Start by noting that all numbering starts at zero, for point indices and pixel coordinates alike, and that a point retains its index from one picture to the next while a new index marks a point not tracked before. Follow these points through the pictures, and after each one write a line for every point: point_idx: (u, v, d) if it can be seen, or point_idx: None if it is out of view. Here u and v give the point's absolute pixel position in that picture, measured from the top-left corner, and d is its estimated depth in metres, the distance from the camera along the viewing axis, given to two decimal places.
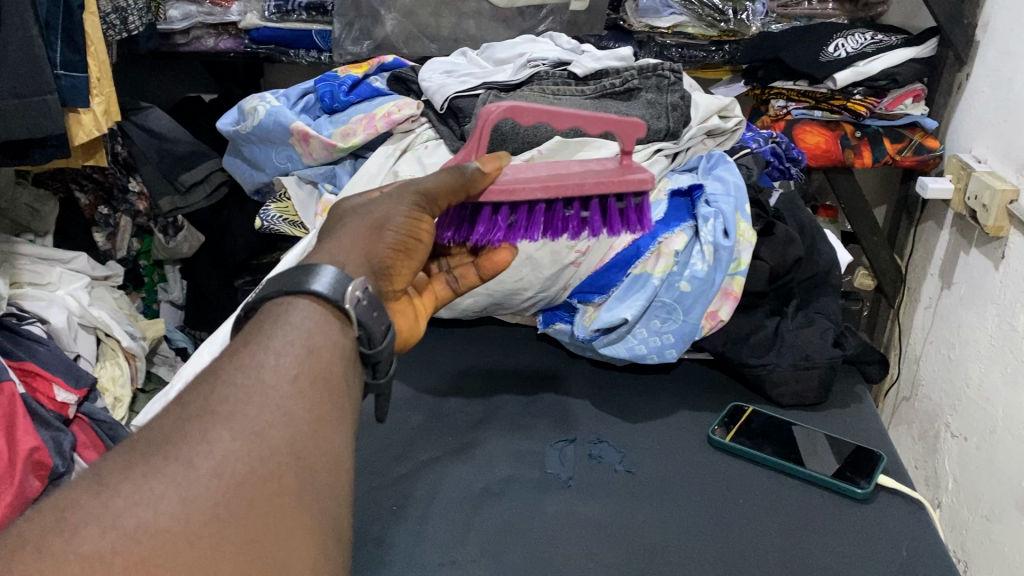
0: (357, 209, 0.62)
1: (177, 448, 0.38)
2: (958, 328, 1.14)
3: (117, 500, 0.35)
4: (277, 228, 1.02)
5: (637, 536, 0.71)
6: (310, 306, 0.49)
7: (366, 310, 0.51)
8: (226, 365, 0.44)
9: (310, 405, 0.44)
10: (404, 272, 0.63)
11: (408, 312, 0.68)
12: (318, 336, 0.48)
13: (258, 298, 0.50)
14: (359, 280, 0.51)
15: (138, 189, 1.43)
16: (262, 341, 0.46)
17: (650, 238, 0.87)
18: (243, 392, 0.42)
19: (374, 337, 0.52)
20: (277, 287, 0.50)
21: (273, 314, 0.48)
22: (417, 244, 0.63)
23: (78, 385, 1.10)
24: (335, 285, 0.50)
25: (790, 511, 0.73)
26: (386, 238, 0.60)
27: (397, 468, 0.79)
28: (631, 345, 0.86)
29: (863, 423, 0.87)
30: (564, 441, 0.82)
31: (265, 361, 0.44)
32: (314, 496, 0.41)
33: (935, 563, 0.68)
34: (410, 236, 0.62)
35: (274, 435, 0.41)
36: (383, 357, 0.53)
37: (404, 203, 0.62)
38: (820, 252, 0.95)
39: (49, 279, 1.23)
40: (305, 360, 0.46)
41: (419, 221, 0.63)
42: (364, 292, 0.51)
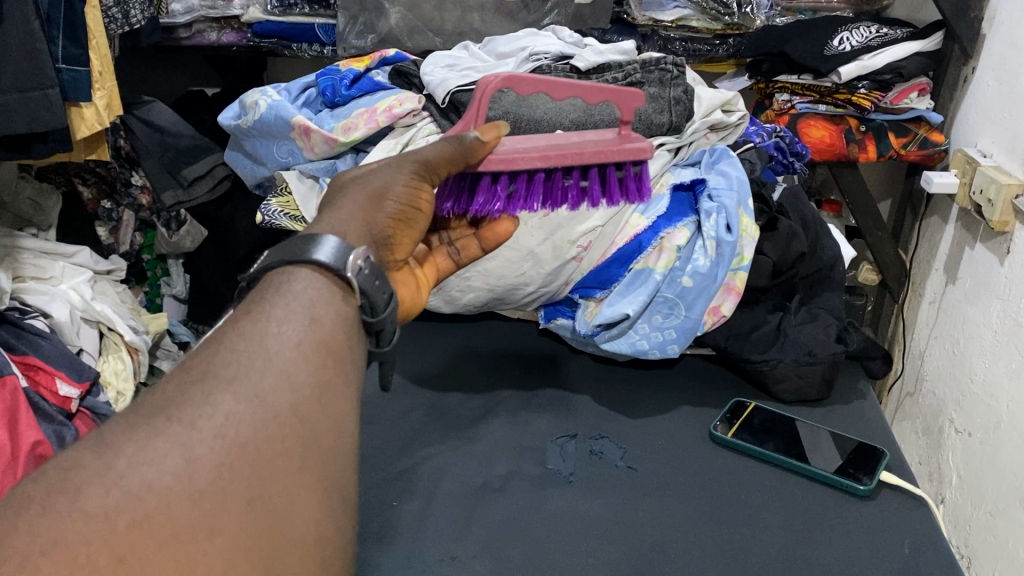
0: (357, 180, 0.61)
1: (180, 411, 0.38)
2: (963, 323, 1.13)
3: (120, 460, 0.35)
4: (277, 222, 1.00)
5: (638, 532, 0.70)
6: (313, 277, 0.48)
7: (368, 279, 0.50)
8: (229, 333, 0.44)
9: (315, 370, 0.43)
10: (405, 242, 0.62)
11: (409, 282, 0.67)
12: (323, 304, 0.47)
13: (260, 268, 0.49)
14: (361, 249, 0.50)
15: (141, 183, 1.42)
16: (263, 313, 0.45)
17: (652, 233, 0.86)
18: (246, 357, 0.42)
19: (377, 305, 0.51)
20: (278, 257, 0.49)
21: (275, 285, 0.47)
22: (416, 212, 0.62)
23: (81, 378, 1.09)
24: (336, 254, 0.49)
25: (793, 508, 0.73)
26: (387, 210, 0.59)
27: (399, 463, 0.79)
28: (633, 340, 0.86)
29: (868, 421, 0.86)
30: (565, 437, 0.82)
31: (267, 328, 0.44)
32: (319, 460, 0.41)
33: (937, 561, 0.68)
34: (408, 206, 0.61)
35: (277, 398, 0.40)
36: (387, 324, 0.53)
37: (408, 176, 0.62)
38: (824, 245, 0.95)
39: (52, 273, 1.23)
40: (307, 327, 0.45)
41: (417, 192, 0.62)
42: (366, 262, 0.50)
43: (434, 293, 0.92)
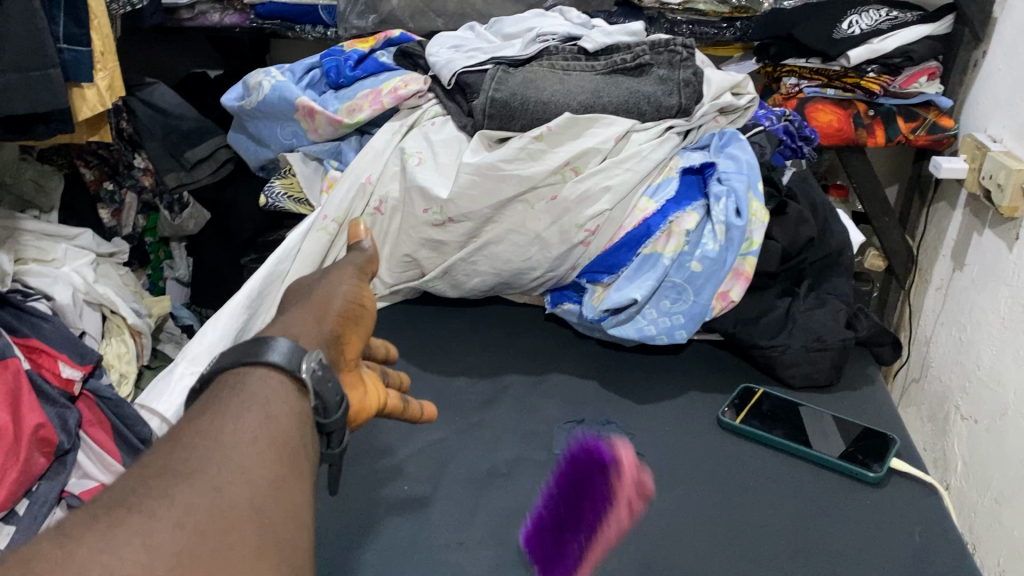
0: (303, 289, 0.60)
1: (141, 501, 0.37)
2: (970, 310, 1.12)
3: (82, 547, 0.34)
4: (281, 205, 1.00)
5: (645, 518, 0.70)
6: (268, 377, 0.47)
7: (323, 380, 0.48)
8: (184, 433, 0.43)
9: (271, 466, 0.43)
10: (354, 342, 0.58)
11: (359, 386, 0.58)
12: (276, 402, 0.46)
13: (212, 371, 0.48)
14: (314, 352, 0.49)
15: (143, 165, 1.42)
16: (220, 414, 0.44)
17: (662, 217, 0.86)
18: (203, 454, 0.41)
19: (331, 406, 0.49)
20: (230, 358, 0.48)
21: (229, 387, 0.46)
22: (360, 312, 0.59)
23: (83, 362, 1.08)
24: (290, 355, 0.48)
25: (802, 495, 0.72)
26: (333, 309, 0.57)
27: (404, 448, 0.78)
28: (640, 326, 0.85)
29: (877, 406, 0.85)
30: (572, 422, 0.81)
31: (223, 426, 0.43)
32: (278, 546, 0.40)
33: (947, 548, 0.67)
34: (352, 305, 0.58)
35: (235, 488, 0.40)
36: (338, 428, 0.50)
37: (347, 282, 0.60)
38: (832, 232, 0.94)
39: (55, 255, 1.22)
40: (262, 425, 0.44)
41: (359, 292, 0.60)
42: (319, 363, 0.49)
43: (439, 278, 0.91)
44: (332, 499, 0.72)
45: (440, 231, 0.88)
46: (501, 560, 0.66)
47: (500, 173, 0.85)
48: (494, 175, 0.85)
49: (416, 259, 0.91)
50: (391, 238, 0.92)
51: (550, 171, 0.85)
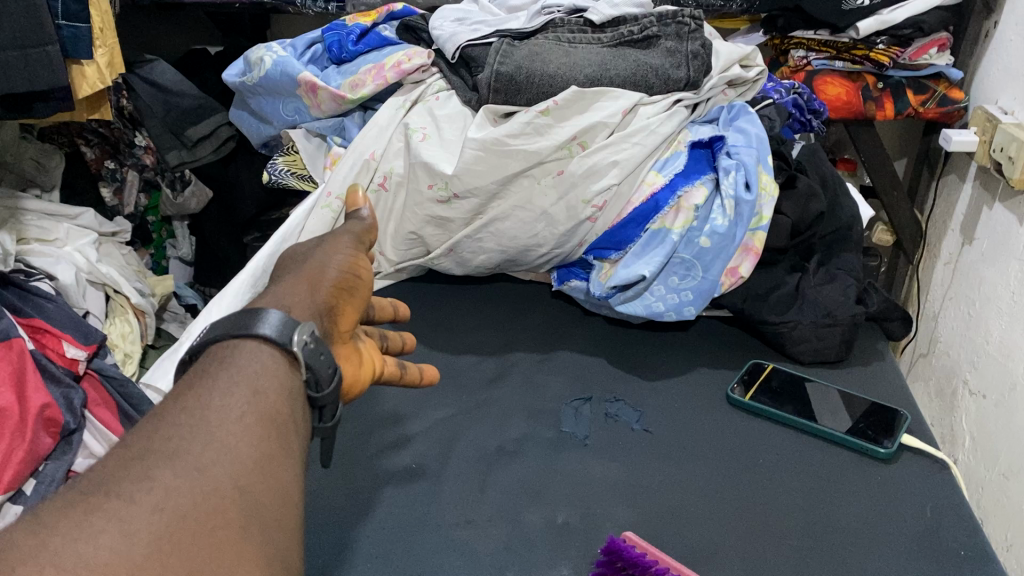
0: (297, 257, 0.58)
1: (120, 485, 0.37)
2: (979, 284, 1.11)
3: (55, 537, 0.33)
4: (285, 181, 0.99)
5: (655, 495, 0.69)
6: (259, 351, 0.46)
7: (314, 353, 0.48)
8: (170, 407, 0.42)
9: (258, 443, 0.42)
10: (348, 312, 0.56)
11: (354, 358, 0.57)
12: (266, 375, 0.45)
13: (202, 341, 0.47)
14: (308, 323, 0.48)
15: (144, 143, 1.40)
16: (208, 390, 0.43)
17: (669, 192, 0.85)
18: (188, 431, 0.40)
19: (322, 380, 0.48)
20: (221, 330, 0.47)
21: (218, 360, 0.45)
22: (354, 282, 0.57)
23: (87, 341, 1.07)
24: (283, 328, 0.47)
25: (812, 472, 0.72)
26: (327, 279, 0.55)
27: (411, 425, 0.78)
28: (648, 302, 0.84)
29: (888, 381, 0.84)
30: (580, 400, 0.81)
31: (210, 400, 0.43)
32: (261, 530, 0.39)
33: (960, 525, 0.66)
34: (346, 275, 0.57)
35: (219, 469, 0.39)
36: (329, 401, 0.50)
37: (341, 251, 0.58)
38: (842, 206, 0.92)
39: (57, 235, 1.21)
40: (250, 401, 0.43)
41: (353, 262, 0.58)
42: (312, 335, 0.48)
43: (445, 255, 0.90)
44: (339, 479, 0.71)
45: (445, 208, 0.87)
46: (510, 537, 0.66)
47: (506, 148, 0.83)
48: (499, 150, 0.83)
49: (421, 236, 0.90)
50: (395, 214, 0.91)
51: (557, 146, 0.84)
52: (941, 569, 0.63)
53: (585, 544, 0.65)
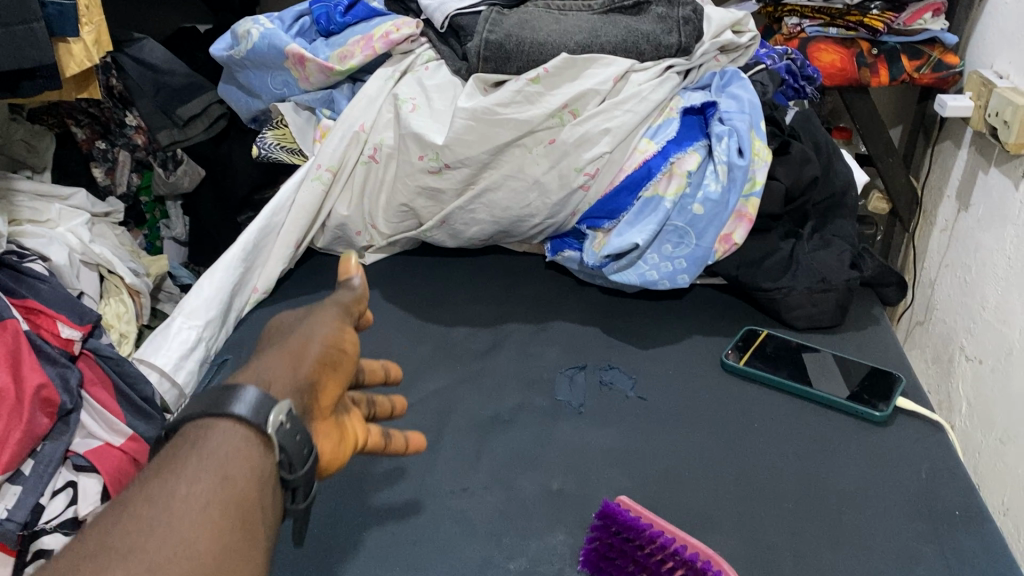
0: (286, 331, 0.57)
1: None
2: (975, 251, 1.11)
3: None
4: (275, 156, 0.98)
5: (650, 461, 0.69)
6: (233, 432, 0.46)
7: (289, 435, 0.47)
8: (136, 495, 0.43)
9: (220, 536, 0.42)
10: (326, 389, 0.54)
11: (334, 433, 0.54)
12: (237, 458, 0.45)
13: (179, 418, 0.47)
14: (285, 402, 0.48)
15: (135, 123, 1.37)
16: (173, 475, 0.43)
17: (662, 159, 0.84)
18: (150, 524, 0.41)
19: (296, 460, 0.48)
20: (198, 407, 0.47)
21: (189, 442, 0.46)
22: (339, 356, 0.55)
23: (82, 321, 1.05)
24: (258, 408, 0.47)
25: (807, 435, 0.72)
26: (309, 354, 0.54)
27: (407, 396, 0.78)
28: (642, 271, 0.84)
29: (883, 345, 0.84)
30: (574, 368, 0.81)
31: (175, 489, 0.43)
32: None
33: (955, 485, 0.67)
34: (330, 347, 0.55)
35: (176, 566, 0.39)
36: (303, 483, 0.49)
37: (328, 322, 0.57)
38: (836, 170, 0.92)
39: (49, 216, 1.21)
40: (217, 488, 0.43)
41: (339, 333, 0.56)
42: (289, 415, 0.47)
43: (437, 227, 0.89)
44: None
45: (437, 178, 0.85)
46: (506, 505, 0.66)
47: (496, 117, 0.82)
48: (488, 119, 0.82)
49: (413, 209, 0.89)
50: (387, 186, 0.90)
51: (548, 114, 0.83)
52: (936, 529, 0.63)
53: (580, 509, 0.65)
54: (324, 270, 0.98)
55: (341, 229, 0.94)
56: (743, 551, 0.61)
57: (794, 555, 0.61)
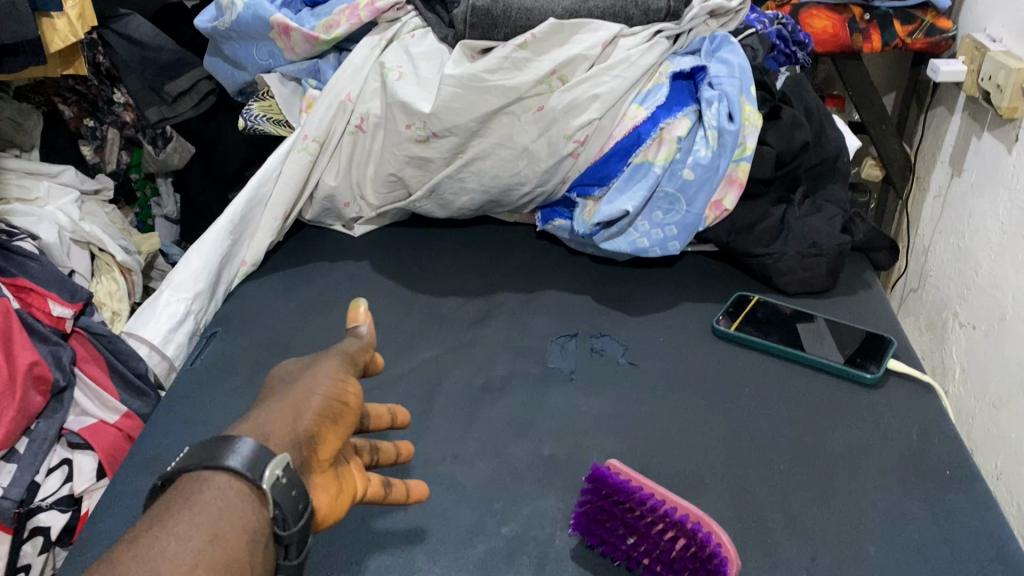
0: (285, 382, 0.53)
1: None
2: (968, 217, 1.10)
3: None
4: (261, 127, 0.98)
5: (642, 426, 0.70)
6: (227, 486, 0.43)
7: (284, 490, 0.44)
8: (122, 554, 0.39)
9: None
10: (329, 440, 0.50)
11: (332, 485, 0.50)
12: (230, 515, 0.42)
13: (175, 469, 0.45)
14: (283, 456, 0.45)
15: (124, 100, 1.33)
16: (163, 529, 0.41)
17: (652, 124, 0.84)
18: None
19: (290, 516, 0.44)
20: (194, 459, 0.44)
21: (181, 496, 0.43)
22: (345, 406, 0.52)
23: (73, 299, 1.02)
24: (252, 461, 0.44)
25: (798, 398, 0.72)
26: (311, 403, 0.50)
27: (398, 366, 0.78)
28: (633, 239, 0.83)
29: (875, 309, 0.84)
30: (566, 336, 0.80)
31: (164, 547, 0.40)
32: None
33: (946, 446, 0.67)
34: (335, 395, 0.52)
35: None
36: (297, 540, 0.45)
37: (330, 373, 0.53)
38: (828, 136, 0.91)
39: (38, 194, 1.20)
40: (206, 548, 0.40)
41: (345, 381, 0.53)
42: (286, 469, 0.44)
43: (426, 197, 0.89)
44: None
45: (425, 147, 0.85)
46: (499, 472, 0.66)
47: (484, 84, 0.81)
48: (477, 86, 0.81)
49: (402, 178, 0.89)
50: (374, 156, 0.90)
51: (536, 80, 0.82)
52: (927, 489, 0.63)
53: (571, 475, 0.65)
54: (314, 243, 0.97)
55: (329, 201, 0.94)
56: (735, 514, 0.61)
57: (786, 517, 0.61)
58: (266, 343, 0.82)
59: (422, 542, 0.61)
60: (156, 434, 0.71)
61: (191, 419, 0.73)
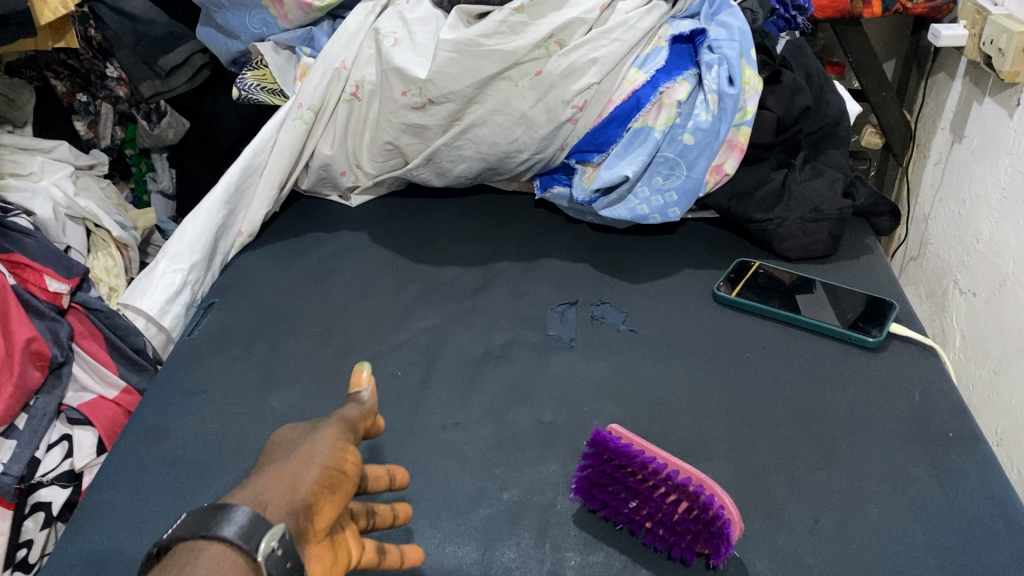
0: (280, 447, 0.46)
1: None
2: (969, 183, 1.09)
3: None
4: (255, 96, 0.96)
5: (643, 392, 0.69)
6: (222, 558, 0.36)
7: (281, 564, 0.38)
8: None
9: None
10: (326, 511, 0.43)
11: (327, 556, 0.43)
12: None
13: (167, 539, 0.38)
14: (280, 526, 0.38)
15: (117, 74, 1.29)
16: None
17: (651, 89, 0.83)
18: None
19: None
20: (189, 528, 0.37)
21: (170, 571, 0.36)
22: (343, 476, 0.45)
23: (70, 275, 1.00)
24: (252, 529, 0.37)
25: (800, 363, 0.71)
26: (308, 473, 0.43)
27: (397, 335, 0.77)
28: (632, 205, 0.83)
29: (876, 274, 0.83)
30: (565, 304, 0.80)
31: None
32: None
33: (948, 408, 0.66)
34: (333, 464, 0.45)
35: None
36: None
37: (331, 440, 0.46)
38: (829, 100, 0.90)
39: (32, 169, 1.18)
40: None
41: (345, 451, 0.46)
42: (282, 540, 0.38)
43: (423, 165, 0.88)
44: (325, 392, 0.71)
45: (421, 115, 0.84)
46: (499, 439, 0.66)
47: (481, 49, 0.80)
48: (473, 51, 0.80)
49: (398, 146, 0.88)
50: (370, 124, 0.90)
51: (534, 45, 0.81)
52: (929, 451, 0.63)
53: (573, 441, 0.65)
54: (310, 214, 0.96)
55: (325, 170, 0.93)
56: (737, 478, 0.61)
57: (788, 480, 0.61)
58: (263, 314, 0.81)
59: (422, 509, 0.60)
60: (154, 407, 0.71)
61: (189, 391, 0.72)
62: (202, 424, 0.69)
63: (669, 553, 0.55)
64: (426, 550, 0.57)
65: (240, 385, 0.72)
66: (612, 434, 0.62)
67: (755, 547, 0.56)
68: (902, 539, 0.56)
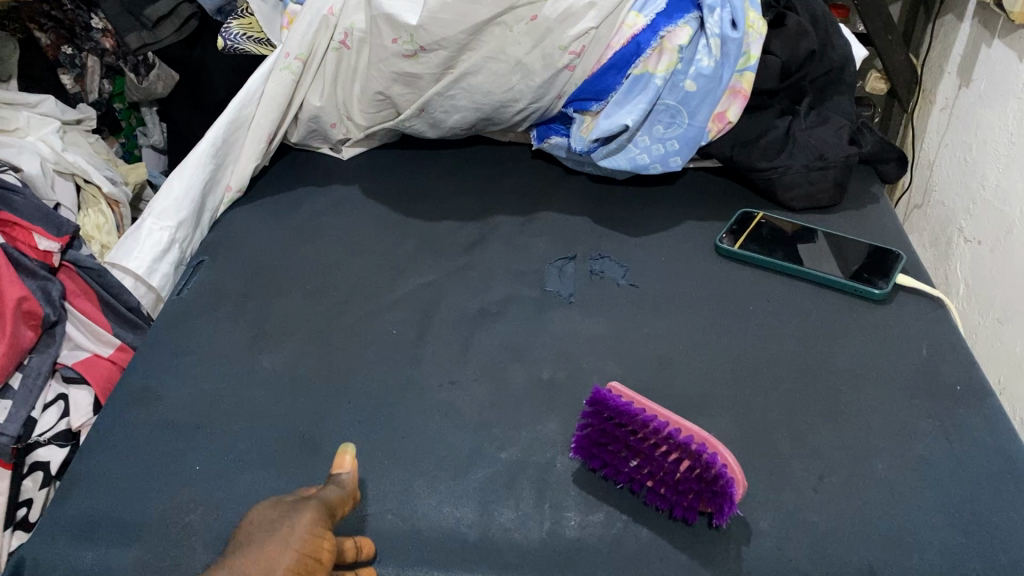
0: (257, 533, 0.48)
1: None
2: (976, 128, 1.07)
3: None
4: (242, 46, 0.93)
5: (643, 347, 0.68)
6: None
7: None
8: None
9: None
10: None
11: None
12: None
13: None
14: None
15: (101, 25, 1.26)
16: None
17: (651, 33, 0.79)
18: None
19: None
20: None
21: None
22: (318, 565, 0.47)
23: (59, 233, 0.96)
24: None
25: (804, 316, 0.70)
26: (280, 563, 0.46)
27: (390, 292, 0.75)
28: (632, 155, 0.81)
29: (881, 223, 0.81)
30: (564, 259, 0.78)
31: None
32: None
33: (955, 360, 0.65)
34: (309, 553, 0.47)
35: None
36: None
37: (306, 527, 0.48)
38: (835, 44, 0.86)
39: (16, 124, 1.15)
40: None
41: (321, 538, 0.48)
42: None
43: (415, 116, 0.85)
44: (317, 351, 0.69)
45: (413, 63, 0.81)
46: (497, 397, 0.64)
47: None
48: None
49: (390, 96, 0.85)
50: (360, 74, 0.88)
51: None
52: (935, 405, 0.61)
53: (572, 398, 0.64)
54: (302, 167, 0.94)
55: (314, 122, 0.91)
56: (739, 434, 0.60)
57: (791, 436, 0.60)
58: (254, 272, 0.79)
59: (420, 469, 0.59)
60: (145, 369, 0.69)
61: (179, 351, 0.71)
62: (194, 385, 0.67)
63: (670, 512, 0.55)
64: (424, 512, 0.56)
65: (231, 345, 0.71)
66: (612, 392, 0.60)
67: (758, 505, 0.55)
68: (907, 493, 0.55)
